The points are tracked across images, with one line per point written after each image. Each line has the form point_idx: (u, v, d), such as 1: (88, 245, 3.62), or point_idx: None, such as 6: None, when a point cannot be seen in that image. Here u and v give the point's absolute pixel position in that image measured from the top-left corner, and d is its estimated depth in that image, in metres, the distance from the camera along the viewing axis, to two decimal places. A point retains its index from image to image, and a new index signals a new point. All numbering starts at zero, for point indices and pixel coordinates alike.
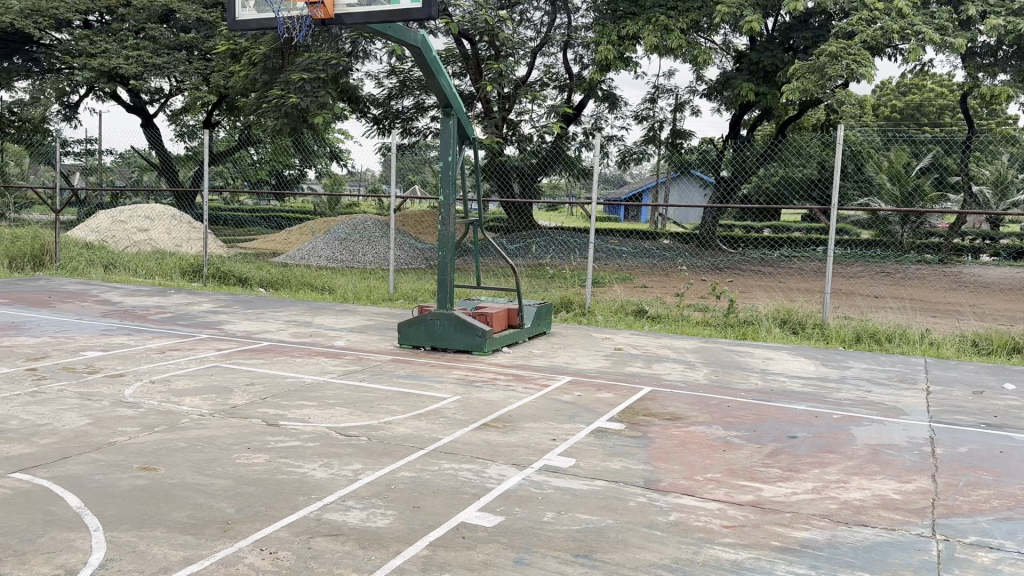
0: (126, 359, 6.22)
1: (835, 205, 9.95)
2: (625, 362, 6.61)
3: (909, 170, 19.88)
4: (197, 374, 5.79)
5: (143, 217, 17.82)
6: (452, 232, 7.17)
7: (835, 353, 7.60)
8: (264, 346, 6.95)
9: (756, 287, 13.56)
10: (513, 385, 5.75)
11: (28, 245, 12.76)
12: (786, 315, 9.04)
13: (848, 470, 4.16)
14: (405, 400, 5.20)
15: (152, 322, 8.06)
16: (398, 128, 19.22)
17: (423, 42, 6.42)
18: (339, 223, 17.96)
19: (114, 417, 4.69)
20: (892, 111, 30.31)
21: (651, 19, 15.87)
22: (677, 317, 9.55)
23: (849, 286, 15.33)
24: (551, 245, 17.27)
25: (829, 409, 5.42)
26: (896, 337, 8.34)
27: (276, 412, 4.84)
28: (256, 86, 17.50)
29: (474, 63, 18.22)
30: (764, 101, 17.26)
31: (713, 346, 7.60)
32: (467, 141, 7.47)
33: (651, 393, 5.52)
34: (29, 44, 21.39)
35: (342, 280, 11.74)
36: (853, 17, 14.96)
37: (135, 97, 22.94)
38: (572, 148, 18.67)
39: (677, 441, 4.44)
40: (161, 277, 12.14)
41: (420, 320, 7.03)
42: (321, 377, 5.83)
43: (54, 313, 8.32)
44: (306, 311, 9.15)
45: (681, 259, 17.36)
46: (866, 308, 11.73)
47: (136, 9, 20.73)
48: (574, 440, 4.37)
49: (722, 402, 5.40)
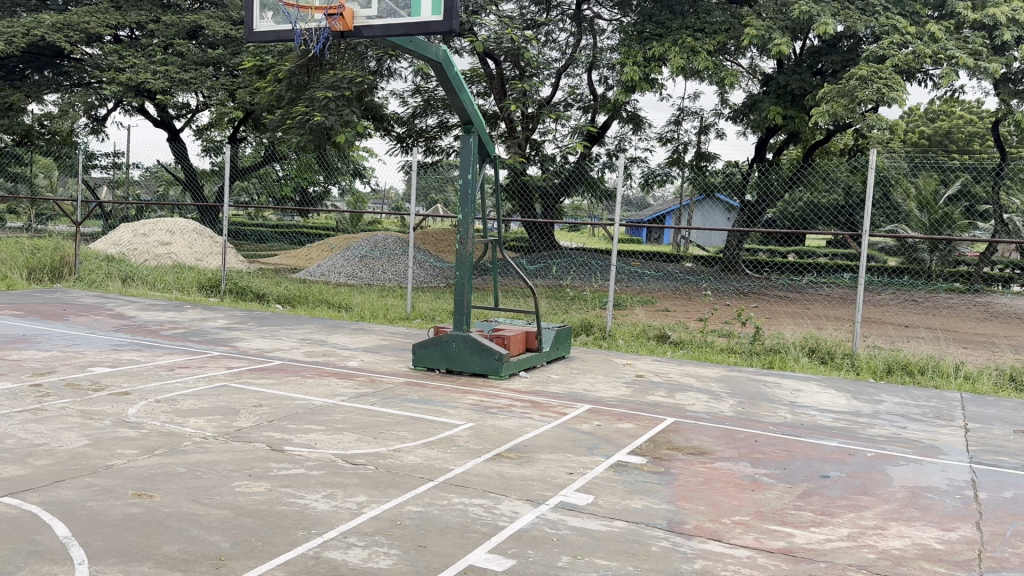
0: (132, 377, 6.07)
1: (867, 230, 9.61)
2: (647, 391, 6.36)
3: (937, 197, 19.51)
4: (204, 394, 5.62)
5: (164, 231, 17.84)
6: (471, 252, 6.97)
7: (866, 385, 7.29)
8: (276, 365, 6.77)
9: (782, 313, 13.26)
10: (530, 412, 5.52)
11: (48, 257, 12.77)
12: (815, 344, 8.75)
13: (885, 515, 3.88)
14: (416, 426, 4.99)
15: (164, 337, 7.92)
16: (422, 147, 19.18)
17: (445, 57, 6.24)
18: (360, 240, 17.89)
19: (114, 438, 4.52)
20: (921, 137, 29.87)
21: (677, 41, 15.73)
22: (700, 342, 9.28)
23: (879, 314, 14.95)
24: (573, 267, 17.05)
25: (862, 446, 5.13)
26: (929, 369, 8.02)
27: (281, 436, 4.64)
28: (281, 103, 17.55)
29: (498, 82, 18.11)
30: (792, 124, 17.00)
31: (738, 375, 7.32)
32: (488, 159, 7.27)
33: (673, 425, 5.27)
34: (59, 58, 21.64)
35: (360, 298, 11.58)
36: (885, 40, 14.71)
37: (162, 112, 23.08)
38: (595, 169, 18.51)
39: (702, 478, 4.19)
40: (179, 292, 12.05)
41: (434, 341, 6.84)
42: (331, 399, 5.63)
43: (66, 327, 8.22)
44: (320, 329, 8.98)
45: (706, 283, 17.06)
46: (896, 338, 11.39)
47: (165, 25, 20.93)
48: (591, 474, 4.13)
49: (749, 436, 5.13)
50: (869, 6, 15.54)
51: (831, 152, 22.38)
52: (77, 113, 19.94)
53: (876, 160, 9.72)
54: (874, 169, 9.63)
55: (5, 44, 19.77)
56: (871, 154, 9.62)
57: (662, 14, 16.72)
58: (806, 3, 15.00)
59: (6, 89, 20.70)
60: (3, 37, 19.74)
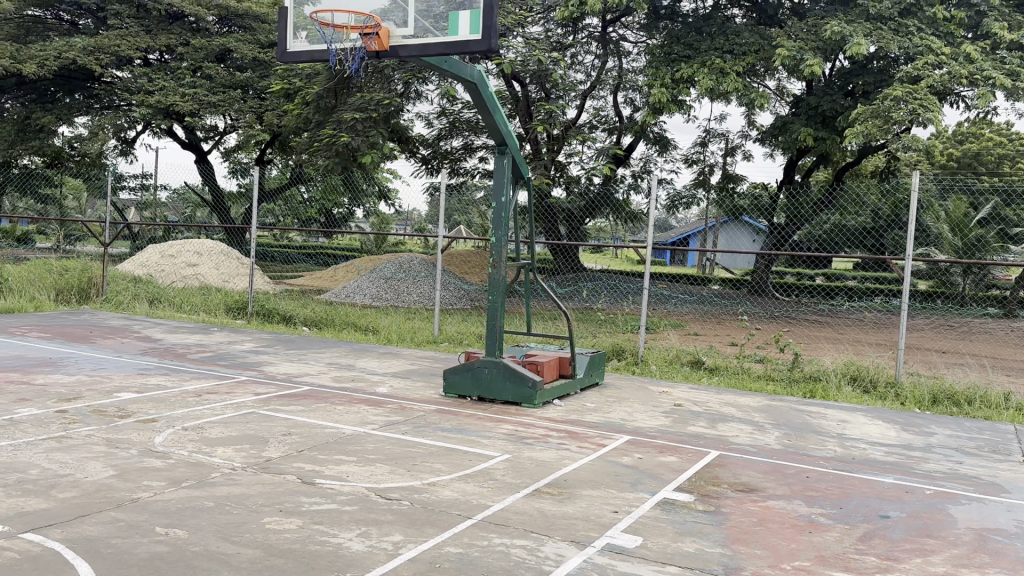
0: (159, 403, 5.93)
1: (909, 254, 9.31)
2: (687, 421, 6.12)
3: (968, 219, 18.96)
4: (231, 421, 5.46)
5: (192, 252, 17.91)
6: (504, 275, 6.79)
7: (915, 416, 6.99)
8: (304, 391, 6.61)
9: (820, 339, 12.95)
10: (567, 443, 5.30)
11: (76, 277, 12.79)
12: (856, 372, 8.47)
13: (956, 561, 3.62)
14: (451, 458, 4.79)
15: (191, 361, 7.80)
16: (447, 168, 19.15)
17: (480, 77, 6.10)
18: (386, 261, 17.83)
19: (140, 468, 4.37)
20: (950, 159, 29.32)
21: (706, 62, 15.58)
22: (737, 369, 9.01)
23: (917, 340, 14.55)
24: (602, 290, 16.87)
25: (920, 483, 4.86)
26: (977, 400, 7.69)
27: (311, 467, 4.46)
28: (308, 125, 17.62)
29: (524, 105, 18.20)
30: (823, 146, 16.72)
31: (780, 405, 7.06)
32: (521, 181, 7.11)
33: (719, 459, 5.03)
34: (90, 81, 21.95)
35: (387, 321, 11.46)
36: (919, 61, 14.47)
37: (190, 134, 23.27)
38: (621, 191, 18.37)
39: (756, 519, 3.95)
40: (206, 313, 12.00)
41: (466, 367, 6.65)
42: (362, 427, 5.46)
43: (94, 350, 8.14)
44: (348, 353, 8.83)
45: (740, 307, 16.76)
46: (938, 365, 11.04)
47: (194, 48, 21.19)
48: (637, 513, 3.92)
49: (799, 472, 4.89)
50: (902, 27, 15.25)
51: (861, 174, 22.05)
52: (107, 135, 20.14)
53: (919, 183, 9.38)
54: (917, 192, 9.28)
55: (37, 67, 20.07)
56: (913, 176, 9.29)
57: (689, 36, 16.57)
58: (838, 23, 14.82)
59: (38, 111, 21.00)
60: (36, 60, 20.05)
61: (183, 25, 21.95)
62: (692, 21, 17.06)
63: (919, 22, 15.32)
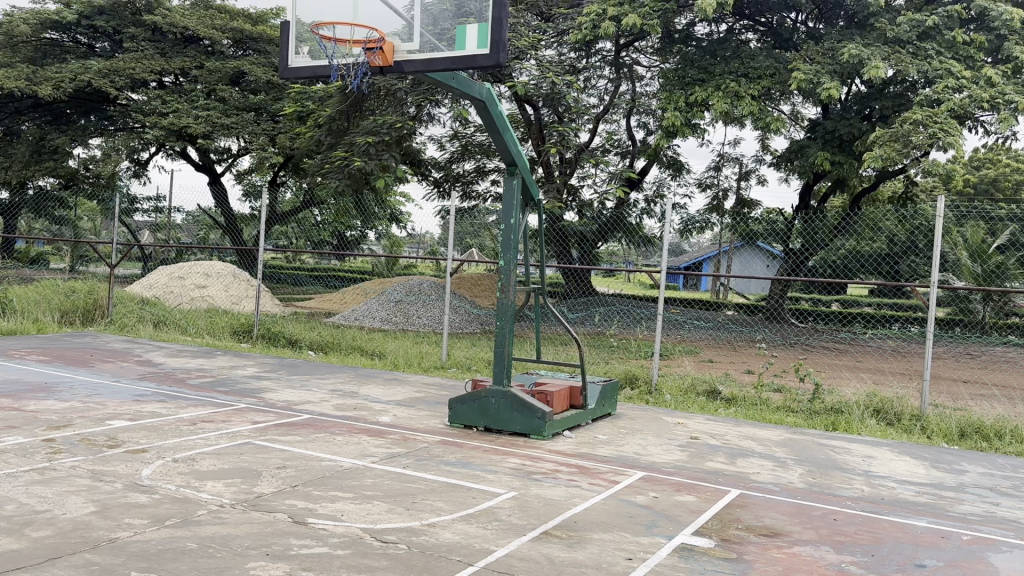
0: (152, 432, 5.68)
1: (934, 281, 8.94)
2: (705, 456, 5.82)
3: (986, 246, 18.38)
4: (224, 453, 5.20)
5: (201, 274, 17.78)
6: (513, 301, 6.51)
7: (944, 452, 6.64)
8: (303, 421, 6.34)
9: (838, 368, 12.59)
10: (577, 479, 5.00)
11: (82, 299, 12.64)
12: (880, 405, 8.11)
13: None
14: (453, 495, 4.50)
15: (189, 387, 7.56)
16: (458, 192, 19.02)
17: (490, 96, 5.90)
18: (395, 284, 17.65)
19: (122, 505, 4.11)
20: (966, 186, 28.92)
21: (720, 86, 15.38)
22: (754, 400, 8.67)
23: (938, 370, 14.11)
24: (616, 315, 16.55)
25: (956, 527, 4.52)
26: (1008, 434, 7.32)
27: (304, 505, 4.19)
28: (320, 148, 17.56)
29: (536, 128, 18.00)
30: (840, 170, 16.40)
31: (802, 438, 6.74)
32: (532, 204, 6.87)
33: (739, 499, 4.72)
34: (105, 103, 22.05)
35: (394, 345, 11.20)
36: (938, 84, 14.21)
37: (203, 157, 23.27)
38: (634, 215, 18.13)
39: (782, 567, 3.65)
40: (211, 336, 11.79)
41: (472, 397, 6.38)
42: (361, 460, 5.18)
43: (91, 374, 7.92)
44: (352, 379, 8.57)
45: (758, 334, 16.40)
46: (964, 397, 10.64)
47: (209, 71, 21.26)
48: (653, 561, 3.62)
49: (826, 514, 4.58)
50: (922, 51, 14.93)
51: (879, 201, 21.71)
52: (119, 156, 20.16)
53: (944, 208, 9.03)
54: (942, 216, 8.93)
55: (52, 88, 20.15)
56: (938, 201, 8.97)
57: (704, 59, 16.37)
58: (856, 46, 14.60)
59: (53, 133, 21.08)
60: (52, 81, 20.12)
61: (198, 48, 22.00)
62: (707, 44, 16.87)
63: (938, 46, 15.01)
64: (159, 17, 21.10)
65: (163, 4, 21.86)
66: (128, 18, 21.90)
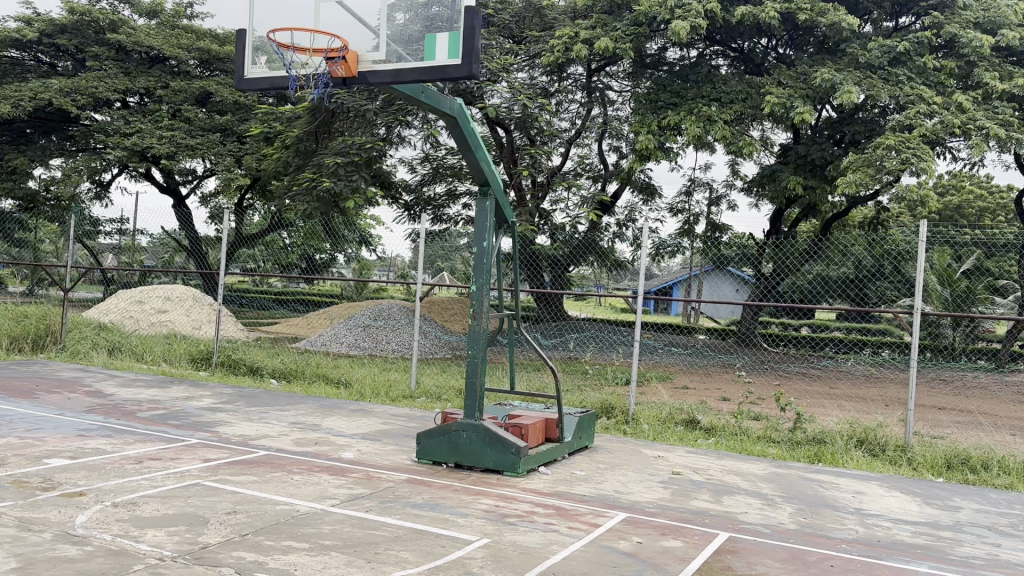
0: (93, 472, 5.22)
1: (919, 306, 8.64)
2: (688, 494, 5.48)
3: (954, 271, 18.36)
4: (170, 496, 4.76)
5: (162, 298, 17.16)
6: (485, 328, 6.15)
7: (935, 486, 6.37)
8: (260, 458, 5.90)
9: (812, 394, 12.35)
10: (554, 522, 4.63)
11: (33, 326, 12.04)
12: (863, 434, 7.83)
13: None
14: (419, 543, 4.11)
15: (139, 421, 7.07)
16: (429, 215, 18.70)
17: (461, 112, 5.61)
18: (363, 309, 17.19)
19: (49, 559, 3.67)
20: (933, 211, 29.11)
21: (693, 110, 15.23)
22: (735, 429, 8.35)
23: (913, 396, 13.92)
24: (588, 340, 16.24)
25: (960, 573, 4.22)
26: (996, 466, 7.06)
27: (253, 558, 3.78)
28: (288, 169, 17.20)
29: (508, 151, 17.79)
30: (812, 195, 16.31)
31: (787, 472, 6.45)
32: (505, 226, 6.55)
33: (728, 544, 4.40)
34: (67, 123, 21.50)
35: (361, 373, 10.75)
36: (909, 110, 14.18)
37: (168, 179, 22.78)
38: (606, 239, 17.91)
39: None
40: (169, 363, 11.26)
41: (441, 432, 6.01)
42: (320, 503, 4.77)
43: (34, 406, 7.40)
44: (316, 411, 8.13)
45: (732, 359, 16.17)
46: (946, 425, 10.40)
47: (174, 91, 20.76)
48: None
49: (822, 560, 4.26)
50: (893, 76, 14.93)
51: (849, 226, 21.74)
52: (81, 176, 19.56)
53: (926, 232, 8.76)
54: (925, 242, 8.68)
55: (11, 107, 19.51)
56: (921, 226, 8.72)
57: (676, 83, 16.29)
58: (828, 71, 14.56)
59: (11, 153, 20.46)
60: (10, 100, 19.52)
61: (163, 68, 21.53)
62: (679, 68, 16.77)
63: (910, 71, 15.05)
64: (124, 36, 20.62)
65: (127, 23, 21.39)
66: (92, 37, 21.39)
